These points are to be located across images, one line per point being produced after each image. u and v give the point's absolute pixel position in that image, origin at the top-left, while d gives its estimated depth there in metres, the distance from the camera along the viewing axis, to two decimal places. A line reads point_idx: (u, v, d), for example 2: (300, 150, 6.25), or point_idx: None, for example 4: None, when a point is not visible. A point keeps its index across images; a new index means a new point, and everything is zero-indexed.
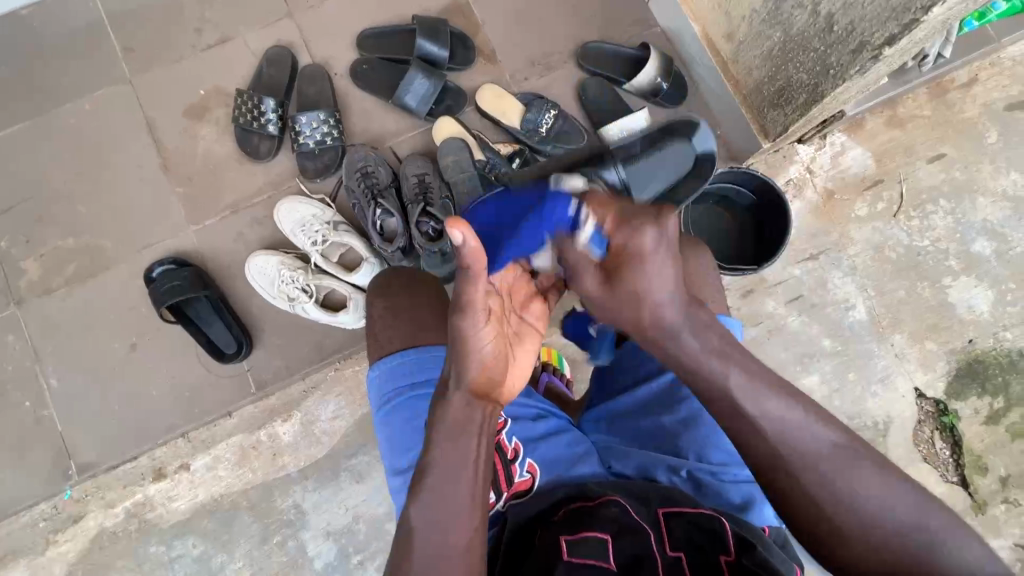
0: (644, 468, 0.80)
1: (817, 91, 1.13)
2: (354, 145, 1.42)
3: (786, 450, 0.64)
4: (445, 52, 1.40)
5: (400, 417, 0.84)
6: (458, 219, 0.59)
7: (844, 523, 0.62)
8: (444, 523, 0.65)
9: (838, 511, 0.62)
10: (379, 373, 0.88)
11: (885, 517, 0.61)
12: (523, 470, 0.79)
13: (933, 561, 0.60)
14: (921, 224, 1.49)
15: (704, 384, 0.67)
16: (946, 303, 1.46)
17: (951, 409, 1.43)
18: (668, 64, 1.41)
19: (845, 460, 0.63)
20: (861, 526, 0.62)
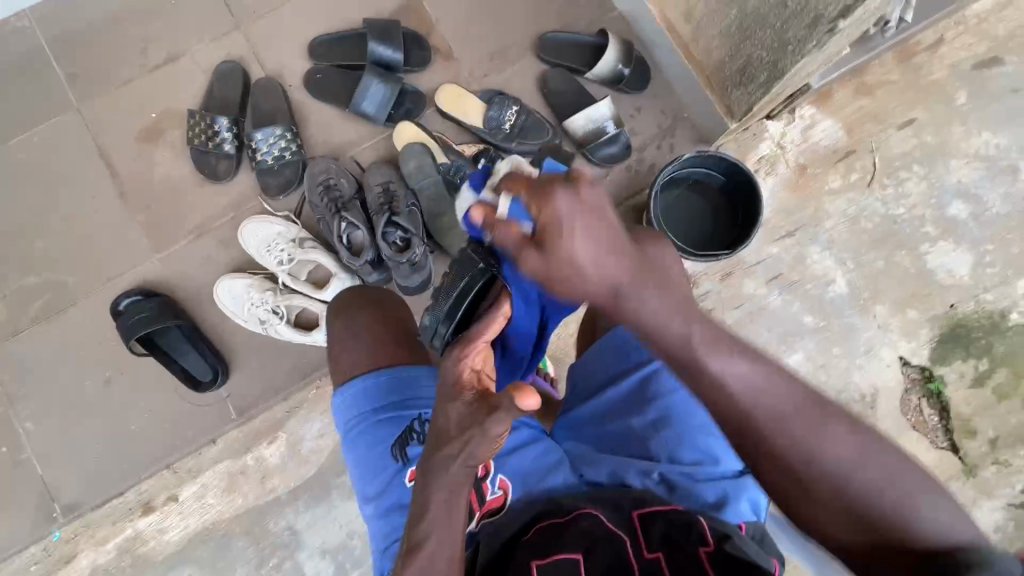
0: (616, 474, 0.78)
1: (777, 68, 1.10)
2: (315, 157, 1.38)
3: (758, 410, 0.60)
4: (400, 55, 1.36)
5: (364, 444, 0.84)
6: (524, 392, 0.56)
7: (810, 482, 0.59)
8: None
9: (802, 465, 0.59)
10: (343, 399, 0.87)
11: (851, 472, 0.58)
12: (495, 487, 0.81)
13: (904, 522, 0.56)
14: (895, 192, 1.47)
15: (661, 341, 0.63)
16: (926, 270, 1.45)
17: (936, 375, 1.43)
18: (628, 49, 1.38)
19: (810, 419, 0.60)
20: (833, 490, 0.58)
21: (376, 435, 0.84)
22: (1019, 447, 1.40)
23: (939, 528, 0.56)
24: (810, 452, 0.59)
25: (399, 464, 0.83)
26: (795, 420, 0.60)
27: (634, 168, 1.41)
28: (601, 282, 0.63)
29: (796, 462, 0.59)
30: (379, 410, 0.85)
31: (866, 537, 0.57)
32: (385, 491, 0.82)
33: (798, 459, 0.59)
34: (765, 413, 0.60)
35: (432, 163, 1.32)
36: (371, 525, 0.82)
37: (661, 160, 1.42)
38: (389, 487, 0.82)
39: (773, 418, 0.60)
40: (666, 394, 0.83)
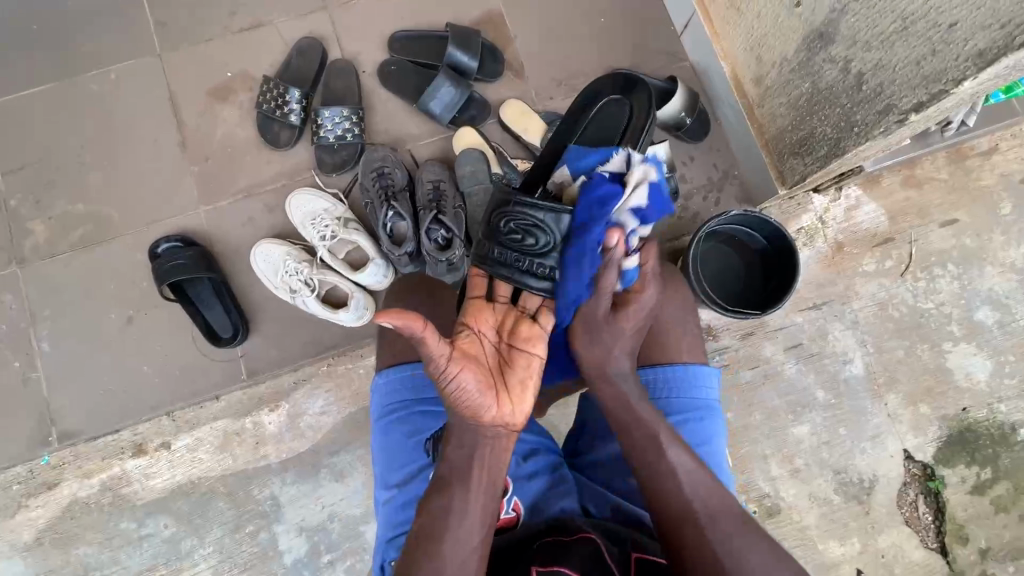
0: (620, 513, 0.84)
1: (838, 146, 1.13)
2: (374, 144, 1.42)
3: (698, 504, 0.75)
4: (474, 63, 1.40)
5: (399, 430, 0.86)
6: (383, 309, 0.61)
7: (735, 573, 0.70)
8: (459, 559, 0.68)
9: (729, 561, 0.71)
10: (385, 382, 0.89)
11: None
12: (507, 508, 0.81)
13: None
14: (927, 286, 1.49)
15: (635, 425, 0.81)
16: (944, 368, 1.46)
17: (937, 475, 1.42)
18: (693, 99, 1.41)
19: (738, 524, 0.75)
20: None
21: (412, 426, 0.86)
22: (1008, 563, 1.39)
23: None
24: (735, 553, 0.72)
25: (426, 459, 0.84)
26: (726, 518, 0.75)
27: (677, 213, 1.44)
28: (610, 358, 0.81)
29: (722, 551, 0.72)
30: (420, 401, 0.88)
31: None
32: (408, 483, 0.83)
33: (725, 549, 0.72)
34: (701, 507, 0.75)
35: (486, 170, 1.34)
36: (384, 512, 0.83)
37: (705, 211, 1.45)
38: (412, 479, 0.83)
39: (713, 516, 0.74)
40: None
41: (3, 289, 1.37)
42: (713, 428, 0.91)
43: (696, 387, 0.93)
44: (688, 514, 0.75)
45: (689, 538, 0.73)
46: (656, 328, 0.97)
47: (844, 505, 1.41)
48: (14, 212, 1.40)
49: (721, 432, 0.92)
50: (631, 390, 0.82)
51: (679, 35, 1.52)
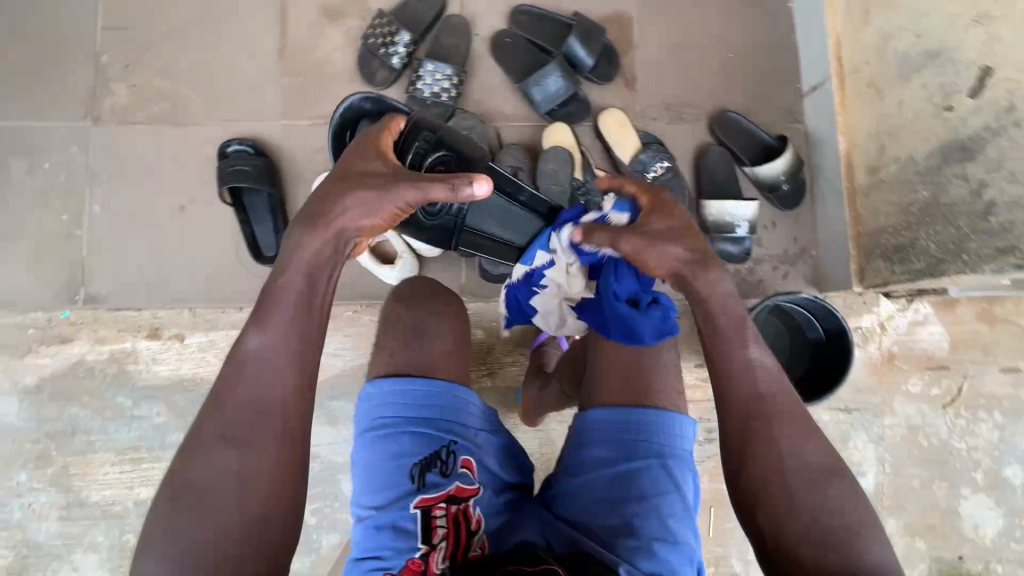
0: (574, 541, 0.79)
1: (936, 267, 1.07)
2: (465, 111, 1.37)
3: (757, 400, 0.76)
4: (590, 62, 1.35)
5: (383, 447, 0.80)
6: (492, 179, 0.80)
7: (790, 473, 0.72)
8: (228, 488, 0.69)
9: (784, 477, 0.72)
10: (376, 393, 0.83)
11: (813, 499, 0.70)
12: (472, 544, 0.76)
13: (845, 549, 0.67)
14: (965, 425, 1.43)
15: (712, 307, 0.81)
16: (954, 511, 1.41)
17: None
18: (796, 167, 1.35)
19: (798, 435, 0.74)
20: (806, 507, 0.70)
21: (400, 445, 0.79)
22: None
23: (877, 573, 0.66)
24: (792, 459, 0.73)
25: (411, 485, 0.77)
26: (796, 429, 0.75)
27: (741, 274, 1.39)
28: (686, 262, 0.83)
29: (779, 457, 0.73)
30: (412, 418, 0.81)
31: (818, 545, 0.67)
32: (388, 506, 0.77)
33: (778, 458, 0.73)
34: (774, 411, 0.75)
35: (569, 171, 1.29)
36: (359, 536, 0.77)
37: (770, 281, 1.39)
38: (390, 504, 0.77)
39: (779, 419, 0.75)
40: (646, 498, 0.80)
41: (69, 140, 1.36)
42: (686, 480, 0.83)
43: (673, 433, 0.85)
44: (749, 408, 0.76)
45: (742, 416, 0.76)
46: (644, 361, 0.93)
47: None
48: (100, 69, 1.38)
49: (692, 486, 0.84)
50: (716, 282, 0.82)
51: (803, 95, 1.44)
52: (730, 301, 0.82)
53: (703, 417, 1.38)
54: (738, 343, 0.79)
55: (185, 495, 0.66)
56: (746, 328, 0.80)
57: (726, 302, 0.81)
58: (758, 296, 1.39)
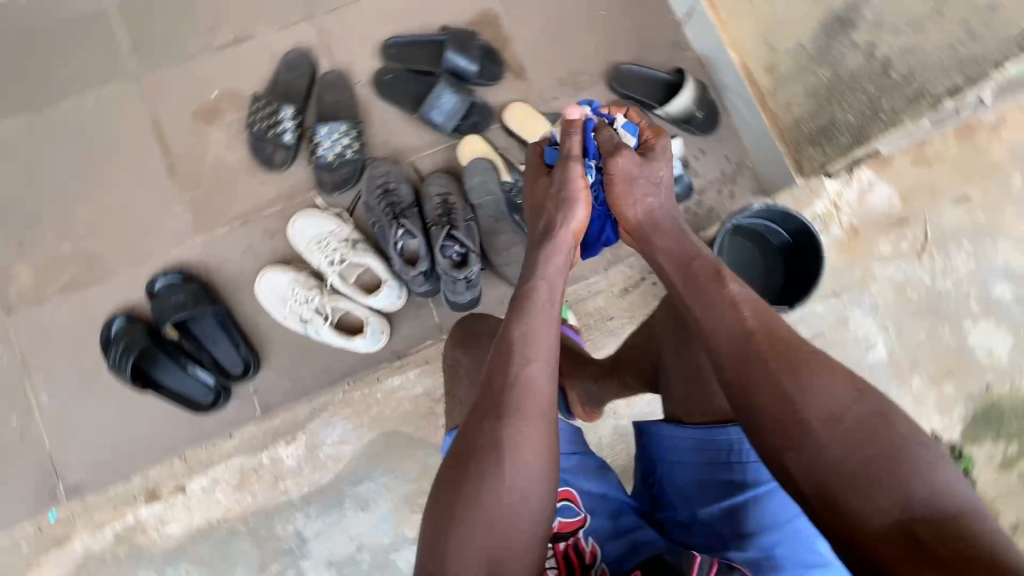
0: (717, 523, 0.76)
1: (862, 133, 1.30)
2: (376, 159, 1.36)
3: (737, 357, 0.71)
4: (472, 67, 1.35)
5: None
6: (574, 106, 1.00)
7: (778, 418, 0.64)
8: (534, 393, 0.74)
9: (780, 408, 0.65)
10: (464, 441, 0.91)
11: (833, 430, 0.62)
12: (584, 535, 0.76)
13: (895, 490, 0.57)
14: (942, 265, 1.50)
15: (710, 311, 0.76)
16: (965, 347, 1.46)
17: (965, 454, 1.44)
18: (702, 94, 1.39)
19: (848, 389, 0.64)
20: (821, 429, 0.62)
21: None
22: None
23: (929, 514, 0.55)
24: (793, 396, 0.65)
25: None
26: (787, 378, 0.66)
27: (692, 209, 1.40)
28: (721, 302, 0.76)
29: (773, 402, 0.66)
30: None
31: (863, 473, 0.58)
32: None
33: (775, 398, 0.65)
34: (736, 354, 0.71)
35: (495, 178, 1.28)
36: None
37: (721, 205, 1.40)
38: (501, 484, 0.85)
39: (787, 358, 0.68)
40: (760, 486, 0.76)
41: None
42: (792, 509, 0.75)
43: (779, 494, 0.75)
44: (764, 360, 0.68)
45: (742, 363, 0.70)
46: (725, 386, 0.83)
47: None
48: None
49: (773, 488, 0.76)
50: (717, 287, 0.78)
51: (681, 23, 1.46)
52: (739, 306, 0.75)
53: None
54: (716, 284, 0.78)
55: (482, 464, 0.69)
56: (783, 329, 0.72)
57: (704, 307, 0.77)
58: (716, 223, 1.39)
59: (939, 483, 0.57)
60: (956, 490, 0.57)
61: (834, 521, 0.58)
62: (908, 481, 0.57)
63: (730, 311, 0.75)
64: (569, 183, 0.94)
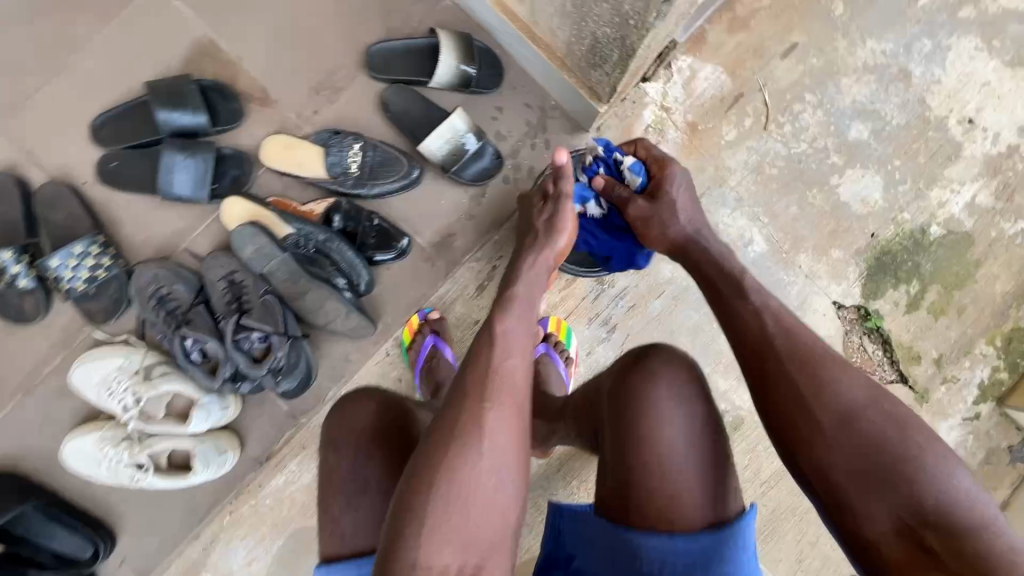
0: None
1: (627, 45, 0.92)
2: (142, 262, 1.16)
3: (797, 348, 0.71)
4: (201, 118, 1.13)
5: None
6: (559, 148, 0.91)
7: (820, 412, 0.67)
8: (511, 386, 0.69)
9: (814, 401, 0.68)
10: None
11: (866, 415, 0.66)
12: None
13: (905, 480, 0.63)
14: (793, 128, 1.36)
15: (726, 312, 0.78)
16: (840, 204, 1.36)
17: (872, 311, 1.37)
18: (466, 44, 1.20)
19: (870, 392, 0.68)
20: (838, 418, 0.67)
21: None
22: (963, 360, 1.37)
23: (934, 513, 0.61)
24: (823, 389, 0.68)
25: None
26: (838, 372, 0.69)
27: (511, 177, 1.24)
28: (749, 307, 0.77)
29: (809, 393, 0.68)
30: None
31: (869, 468, 0.64)
32: None
33: (811, 389, 0.68)
34: (806, 345, 0.71)
35: (268, 240, 1.10)
36: None
37: (540, 161, 1.26)
38: None
39: (792, 353, 0.71)
40: None
41: None
42: None
43: None
44: (791, 352, 0.71)
45: (767, 354, 0.72)
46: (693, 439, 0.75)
47: None
48: None
49: None
50: (752, 287, 0.78)
51: None
52: (766, 314, 0.74)
53: (591, 316, 1.33)
54: (735, 293, 0.78)
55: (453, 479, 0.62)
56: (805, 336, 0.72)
57: (745, 306, 0.77)
58: None
59: (960, 476, 0.63)
60: (963, 483, 0.63)
61: (854, 503, 0.64)
62: (917, 474, 0.63)
63: (738, 311, 0.77)
64: (556, 216, 0.89)
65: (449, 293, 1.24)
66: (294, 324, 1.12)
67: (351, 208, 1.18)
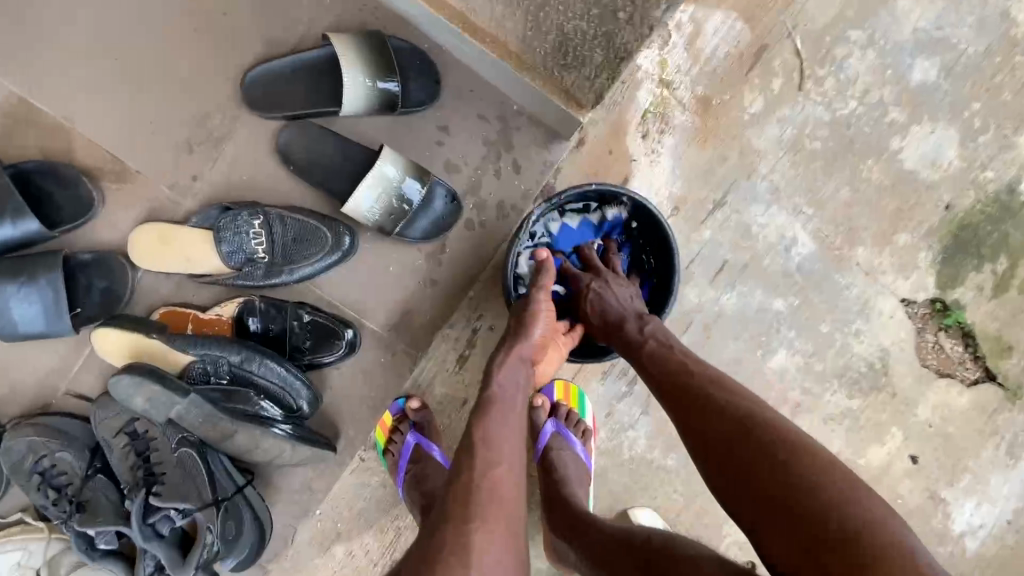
0: None
1: (602, 49, 0.93)
2: (9, 425, 0.87)
3: (745, 417, 0.60)
4: (32, 222, 0.80)
5: None
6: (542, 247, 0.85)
7: (790, 501, 0.53)
8: (502, 494, 0.58)
9: (787, 493, 0.54)
10: None
11: (848, 512, 0.50)
12: None
13: None
14: (836, 82, 1.02)
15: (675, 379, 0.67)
16: (904, 174, 1.04)
17: (951, 303, 1.06)
18: (382, 52, 0.88)
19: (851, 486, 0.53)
20: (816, 509, 0.51)
21: None
22: None
23: None
24: (792, 474, 0.54)
25: None
26: (812, 465, 0.54)
27: (474, 219, 0.93)
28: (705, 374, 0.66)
29: (770, 475, 0.55)
30: None
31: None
32: None
33: (780, 475, 0.54)
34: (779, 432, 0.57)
35: (160, 386, 0.81)
36: None
37: (509, 191, 0.94)
38: None
39: (745, 431, 0.59)
40: None
41: None
42: None
43: None
44: (742, 428, 0.59)
45: (712, 427, 0.61)
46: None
47: (866, 402, 1.07)
48: None
49: None
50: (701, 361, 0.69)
51: None
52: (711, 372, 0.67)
53: (604, 371, 1.04)
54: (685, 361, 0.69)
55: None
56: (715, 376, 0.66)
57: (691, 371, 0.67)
58: (514, 218, 0.94)
59: None
60: None
61: None
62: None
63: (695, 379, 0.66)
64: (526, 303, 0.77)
65: (424, 378, 0.93)
66: (226, 475, 0.86)
67: (268, 306, 0.89)
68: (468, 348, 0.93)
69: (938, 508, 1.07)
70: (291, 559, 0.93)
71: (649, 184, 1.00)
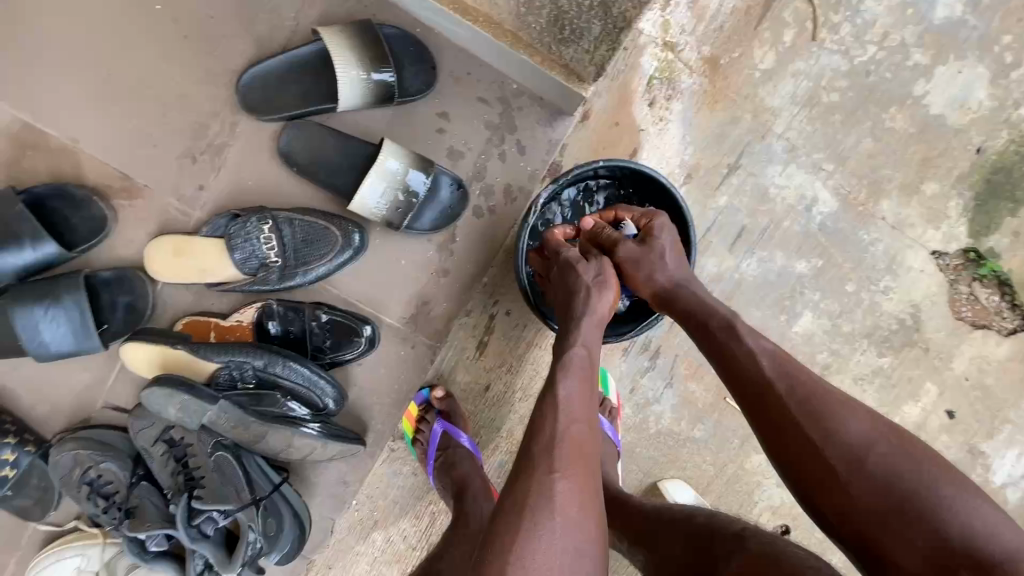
0: None
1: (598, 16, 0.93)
2: (54, 440, 0.91)
3: (794, 387, 0.58)
4: (50, 245, 0.82)
5: None
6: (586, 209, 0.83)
7: (842, 466, 0.53)
8: (584, 446, 0.58)
9: (839, 459, 0.53)
10: None
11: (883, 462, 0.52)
12: None
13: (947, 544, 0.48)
14: (853, 28, 0.96)
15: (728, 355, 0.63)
16: (930, 120, 0.99)
17: (986, 252, 1.01)
18: (376, 46, 0.86)
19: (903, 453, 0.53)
20: (867, 476, 0.52)
21: None
22: None
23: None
24: (832, 432, 0.55)
25: None
26: (861, 425, 0.54)
27: (480, 206, 0.92)
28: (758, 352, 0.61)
29: (815, 437, 0.55)
30: None
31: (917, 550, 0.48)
32: None
33: (830, 443, 0.54)
34: (828, 395, 0.57)
35: (190, 395, 0.83)
36: None
37: (514, 174, 0.92)
38: None
39: (804, 401, 0.57)
40: None
41: None
42: None
43: None
44: (802, 401, 0.57)
45: (753, 393, 0.60)
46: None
47: (899, 361, 1.04)
48: None
49: None
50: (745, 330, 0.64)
51: None
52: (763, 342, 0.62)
53: (624, 347, 1.03)
54: (731, 332, 0.64)
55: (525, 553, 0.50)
56: (812, 379, 0.58)
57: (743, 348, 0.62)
58: (521, 202, 0.92)
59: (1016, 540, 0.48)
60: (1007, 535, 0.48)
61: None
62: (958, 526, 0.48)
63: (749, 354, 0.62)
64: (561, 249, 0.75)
65: (446, 367, 0.94)
66: (262, 474, 0.90)
67: (285, 309, 0.89)
68: (485, 335, 0.93)
69: (977, 462, 1.05)
70: (331, 549, 0.96)
71: (659, 153, 0.96)
